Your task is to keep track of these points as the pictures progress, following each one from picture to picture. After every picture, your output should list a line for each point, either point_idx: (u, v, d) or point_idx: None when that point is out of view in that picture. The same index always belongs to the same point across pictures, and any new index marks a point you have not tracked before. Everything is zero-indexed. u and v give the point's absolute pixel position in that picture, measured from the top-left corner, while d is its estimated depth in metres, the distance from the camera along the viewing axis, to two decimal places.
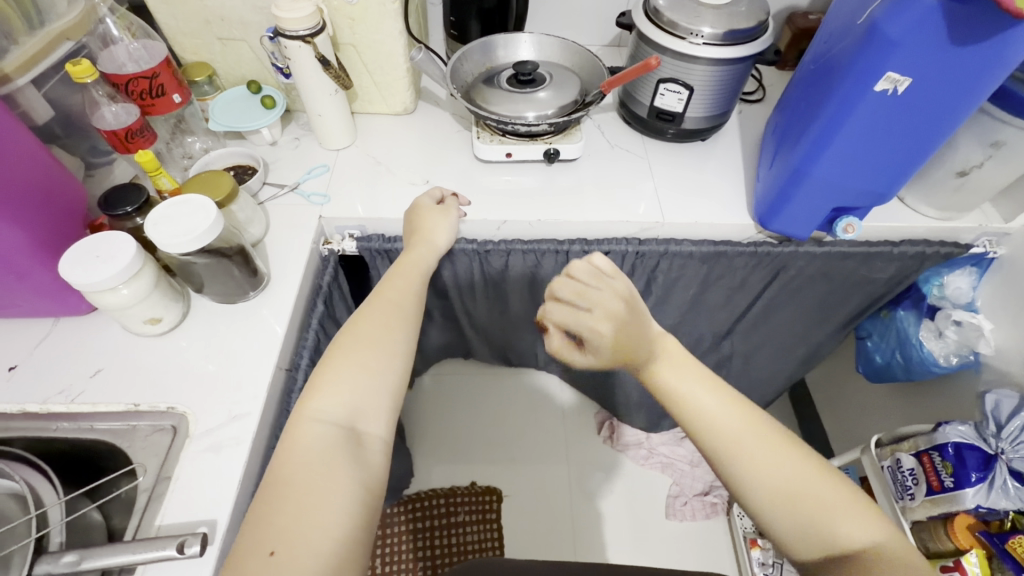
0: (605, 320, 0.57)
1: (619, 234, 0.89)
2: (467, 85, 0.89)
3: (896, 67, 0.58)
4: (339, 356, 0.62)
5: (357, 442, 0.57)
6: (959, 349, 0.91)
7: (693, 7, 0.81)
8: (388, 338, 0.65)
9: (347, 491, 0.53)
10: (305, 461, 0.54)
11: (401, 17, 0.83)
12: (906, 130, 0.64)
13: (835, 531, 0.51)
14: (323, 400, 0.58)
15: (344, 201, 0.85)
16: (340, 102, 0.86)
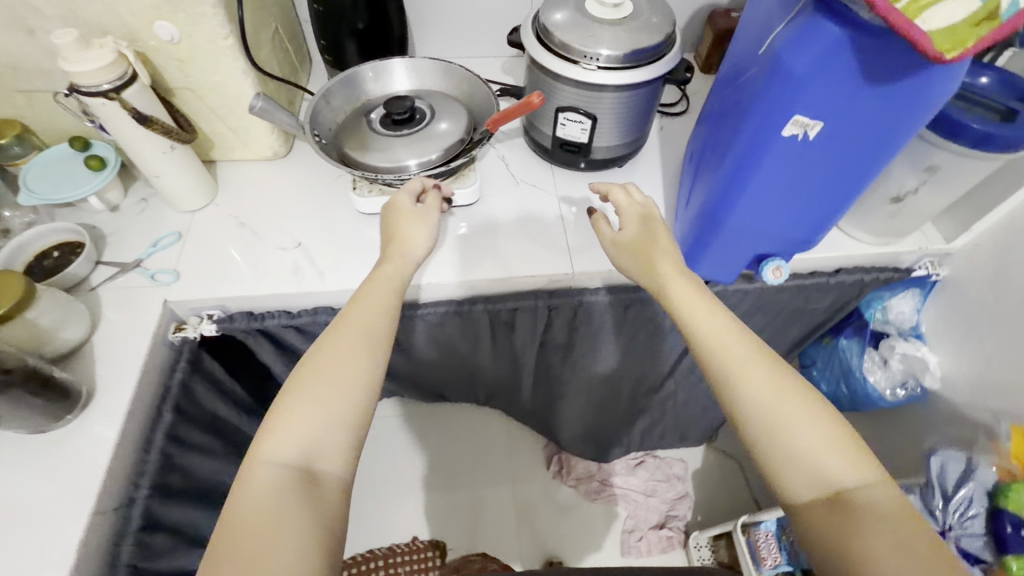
0: (639, 257, 0.65)
1: (527, 288, 0.78)
2: (336, 126, 0.76)
3: (805, 109, 0.48)
4: (306, 385, 0.51)
5: (314, 490, 0.48)
6: (903, 380, 0.85)
7: (585, 23, 0.70)
8: (351, 369, 0.53)
9: (299, 538, 0.45)
10: (251, 511, 0.46)
11: (243, 54, 0.69)
12: (826, 173, 0.54)
13: (828, 464, 0.51)
14: (276, 439, 0.49)
15: (197, 277, 0.72)
16: (182, 157, 0.72)
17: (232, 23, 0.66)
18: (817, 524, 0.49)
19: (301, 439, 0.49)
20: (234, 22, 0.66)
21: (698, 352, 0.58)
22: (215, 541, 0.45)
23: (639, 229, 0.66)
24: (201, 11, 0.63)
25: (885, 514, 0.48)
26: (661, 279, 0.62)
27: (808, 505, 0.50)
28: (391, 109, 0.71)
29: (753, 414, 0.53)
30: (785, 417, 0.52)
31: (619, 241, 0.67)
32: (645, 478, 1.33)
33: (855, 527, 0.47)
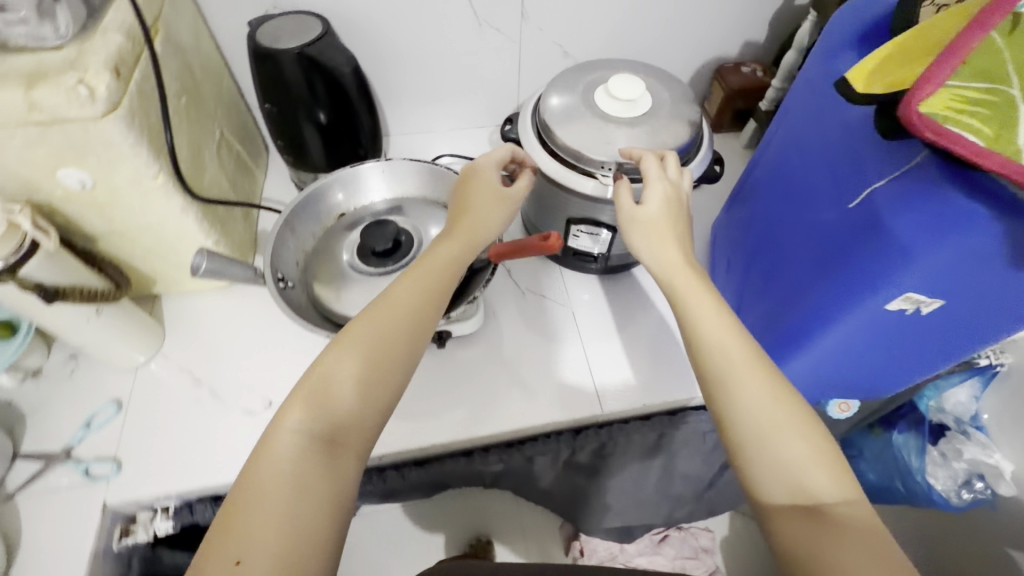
0: (660, 238, 0.50)
1: (549, 430, 0.67)
2: (304, 258, 0.64)
3: (917, 287, 0.37)
4: (338, 360, 0.44)
5: (338, 456, 0.41)
6: (970, 480, 0.74)
7: (599, 123, 0.57)
8: (386, 354, 0.44)
9: (319, 511, 0.38)
10: (272, 475, 0.39)
11: (181, 190, 0.55)
12: (928, 340, 0.44)
13: (810, 474, 0.40)
14: (304, 400, 0.42)
15: (145, 464, 0.58)
16: (113, 318, 0.59)
17: (161, 159, 0.52)
18: (792, 537, 0.39)
19: (328, 404, 0.42)
20: (164, 157, 0.53)
21: (694, 349, 0.46)
22: (231, 499, 0.38)
23: (664, 209, 0.51)
24: (118, 154, 0.48)
25: (872, 536, 0.37)
26: (670, 263, 0.49)
27: (784, 514, 0.40)
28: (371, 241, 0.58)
29: (738, 412, 0.42)
30: (771, 418, 0.42)
31: (638, 216, 0.51)
32: (672, 555, 1.23)
33: (837, 546, 0.37)
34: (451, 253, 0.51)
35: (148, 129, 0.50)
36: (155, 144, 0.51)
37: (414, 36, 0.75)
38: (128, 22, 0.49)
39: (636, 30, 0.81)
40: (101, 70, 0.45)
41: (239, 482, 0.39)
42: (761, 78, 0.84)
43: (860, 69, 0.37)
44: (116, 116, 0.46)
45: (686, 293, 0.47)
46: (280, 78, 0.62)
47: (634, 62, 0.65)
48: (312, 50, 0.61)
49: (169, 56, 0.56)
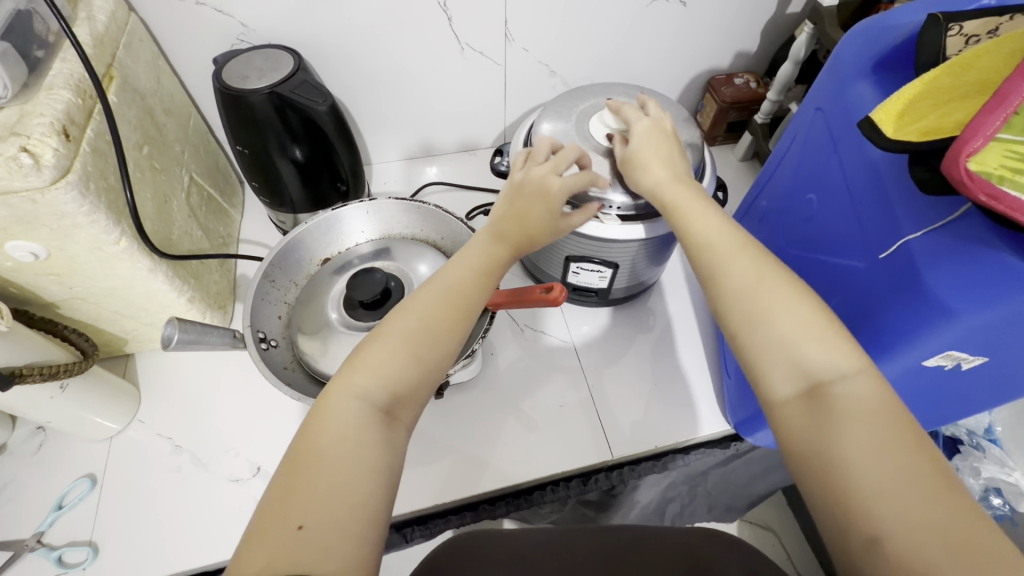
0: (646, 163, 0.49)
1: (557, 479, 0.63)
2: (291, 311, 0.59)
3: (964, 347, 0.35)
4: (402, 328, 0.41)
5: (396, 428, 0.38)
6: (986, 496, 0.69)
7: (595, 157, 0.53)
8: (442, 322, 0.41)
9: (374, 474, 0.36)
10: (337, 442, 0.36)
11: (145, 251, 0.51)
12: (971, 390, 0.42)
13: (808, 350, 0.37)
14: (364, 366, 0.39)
15: (123, 545, 0.53)
16: (81, 390, 0.54)
17: (123, 222, 0.48)
18: (792, 427, 0.36)
19: (387, 372, 0.39)
20: (126, 219, 0.48)
21: (688, 251, 0.44)
22: (291, 463, 0.35)
23: (646, 138, 0.50)
24: (73, 223, 0.44)
25: (869, 408, 0.34)
26: (659, 180, 0.47)
27: (787, 404, 0.37)
28: (360, 294, 0.55)
29: (728, 296, 0.41)
30: (768, 301, 0.39)
31: (628, 154, 0.50)
32: None
33: (833, 428, 0.34)
34: (506, 247, 0.47)
35: (106, 192, 0.46)
36: (114, 207, 0.47)
37: (392, 64, 0.71)
38: (76, 76, 0.46)
39: (623, 48, 0.78)
40: (46, 135, 0.41)
41: (296, 449, 0.36)
42: (754, 90, 0.81)
43: (887, 110, 0.36)
44: (67, 183, 0.42)
45: (674, 207, 0.46)
46: (250, 116, 0.58)
47: (628, 86, 0.61)
48: (284, 89, 0.57)
49: (127, 106, 0.52)
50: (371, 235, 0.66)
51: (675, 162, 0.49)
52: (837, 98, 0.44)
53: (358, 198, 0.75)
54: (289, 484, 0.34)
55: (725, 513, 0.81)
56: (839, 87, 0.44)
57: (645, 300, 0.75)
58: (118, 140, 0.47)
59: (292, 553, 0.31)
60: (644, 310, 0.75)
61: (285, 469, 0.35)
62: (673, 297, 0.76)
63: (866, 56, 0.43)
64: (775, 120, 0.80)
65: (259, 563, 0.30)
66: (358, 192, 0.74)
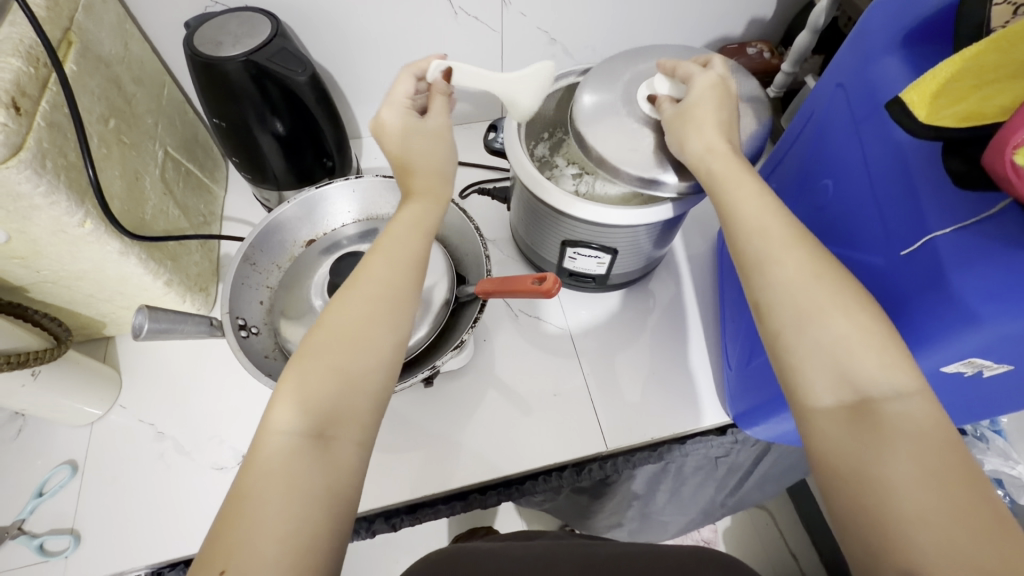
0: (703, 127, 0.43)
1: (546, 468, 0.61)
2: (274, 296, 0.57)
3: (989, 355, 0.33)
4: (322, 343, 0.38)
5: (334, 444, 0.36)
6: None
7: (633, 124, 0.47)
8: (369, 326, 0.39)
9: (315, 502, 0.33)
10: (265, 475, 0.33)
11: (114, 233, 0.48)
12: (991, 398, 0.39)
13: (862, 361, 0.34)
14: (292, 389, 0.37)
15: (106, 532, 0.52)
16: (56, 376, 0.52)
17: (87, 202, 0.45)
18: (828, 440, 0.34)
19: (313, 390, 0.36)
20: (91, 199, 0.45)
21: None
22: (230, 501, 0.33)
23: (707, 97, 0.45)
24: (30, 205, 0.41)
25: (921, 430, 0.31)
26: (711, 149, 0.43)
27: (827, 416, 0.34)
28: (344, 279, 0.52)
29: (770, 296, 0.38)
30: (818, 302, 0.36)
31: (684, 112, 0.45)
32: None
33: (874, 448, 0.32)
34: (420, 217, 0.45)
35: (65, 170, 0.43)
36: (76, 186, 0.44)
37: (378, 29, 0.66)
38: (27, 43, 0.41)
39: (629, 13, 0.72)
40: None
41: (233, 485, 0.34)
42: (767, 61, 0.76)
43: (919, 91, 0.33)
44: (19, 162, 0.39)
45: (723, 180, 0.42)
46: (225, 87, 0.54)
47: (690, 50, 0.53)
48: (260, 56, 0.53)
49: (89, 75, 0.48)
50: (357, 216, 0.62)
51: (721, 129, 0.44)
52: (861, 74, 0.41)
53: (344, 174, 0.71)
54: (224, 521, 0.32)
55: (732, 501, 0.79)
56: (863, 63, 0.41)
57: (645, 284, 0.72)
58: (77, 113, 0.43)
59: None
60: (643, 293, 0.72)
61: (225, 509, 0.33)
62: (675, 281, 0.73)
63: (896, 29, 0.39)
64: (790, 93, 0.75)
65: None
66: (345, 168, 0.71)
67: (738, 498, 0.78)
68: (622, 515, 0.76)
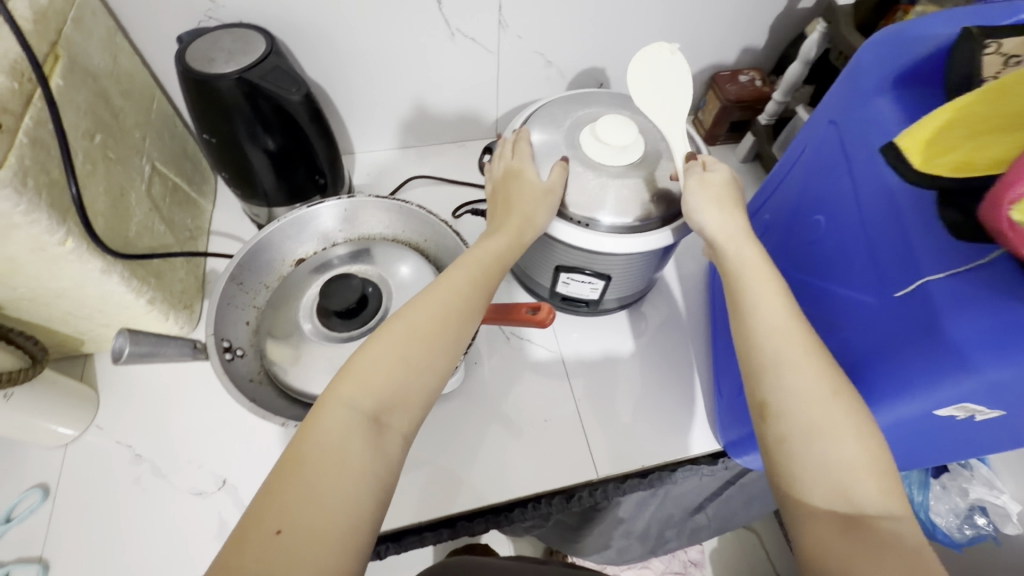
0: (717, 206, 0.46)
1: (534, 496, 0.60)
2: (260, 318, 0.56)
3: (980, 402, 0.33)
4: (390, 334, 0.41)
5: (386, 437, 0.38)
6: (971, 515, 0.65)
7: (577, 167, 0.51)
8: (437, 329, 0.42)
9: (366, 481, 0.36)
10: (324, 446, 0.36)
11: (97, 251, 0.47)
12: (978, 440, 0.40)
13: (857, 482, 0.34)
14: (357, 375, 0.39)
15: (77, 561, 0.50)
16: (29, 397, 0.50)
17: (69, 221, 0.43)
18: (820, 542, 0.33)
19: (379, 374, 0.39)
20: (73, 217, 0.44)
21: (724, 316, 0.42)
22: (283, 463, 0.35)
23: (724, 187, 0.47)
24: (9, 224, 0.40)
25: (916, 558, 0.31)
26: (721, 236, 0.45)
27: (822, 522, 0.34)
28: (334, 302, 0.51)
29: (785, 403, 0.37)
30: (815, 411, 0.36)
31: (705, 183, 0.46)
32: None
33: (870, 556, 0.32)
34: (499, 246, 0.48)
35: (48, 188, 0.41)
36: (58, 204, 0.42)
37: (374, 48, 0.66)
38: (12, 57, 0.40)
39: (625, 37, 0.73)
40: None
41: (292, 445, 0.36)
42: (759, 88, 0.77)
43: (914, 137, 0.34)
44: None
45: (751, 275, 0.42)
46: (217, 104, 0.53)
47: (626, 96, 0.58)
48: (253, 75, 0.52)
49: (76, 90, 0.47)
50: (349, 236, 0.62)
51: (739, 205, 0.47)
52: (854, 113, 0.41)
53: (337, 191, 0.70)
54: (284, 478, 0.34)
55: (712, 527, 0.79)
56: (855, 103, 0.41)
57: (636, 308, 0.73)
58: (61, 130, 0.42)
59: (271, 557, 0.31)
60: (635, 316, 0.72)
61: (280, 467, 0.35)
62: (666, 305, 0.73)
63: (887, 70, 0.40)
64: (781, 121, 0.76)
65: (236, 566, 0.31)
66: (338, 186, 0.70)
67: (721, 514, 0.75)
68: (606, 539, 0.75)
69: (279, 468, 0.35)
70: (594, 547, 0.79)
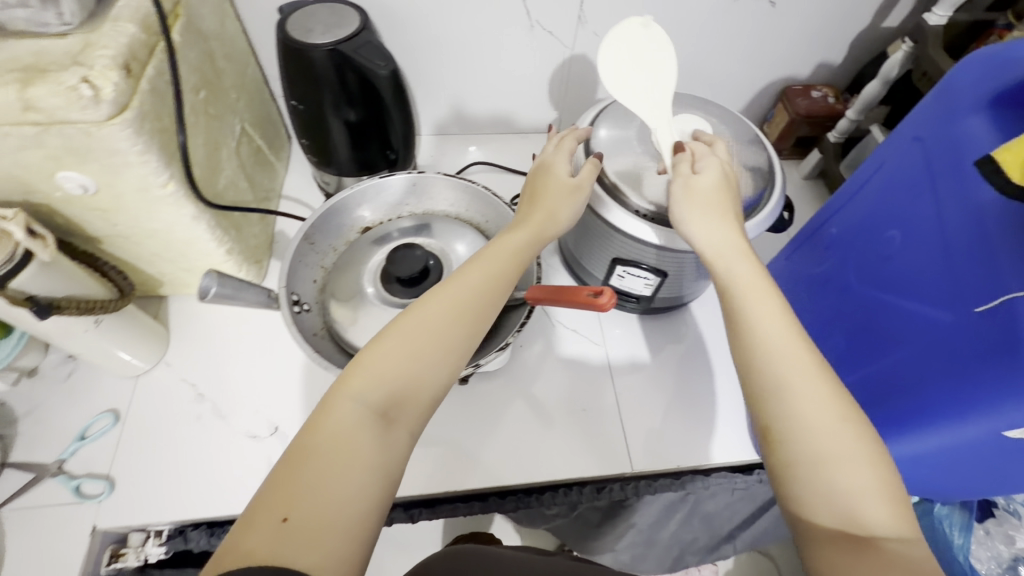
0: (708, 212, 0.45)
1: (566, 483, 0.61)
2: (327, 278, 0.59)
3: None
4: (403, 328, 0.41)
5: (393, 431, 0.38)
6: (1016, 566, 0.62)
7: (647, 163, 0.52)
8: (450, 324, 0.41)
9: (372, 474, 0.36)
10: (331, 438, 0.36)
11: (191, 197, 0.50)
12: None
13: (866, 504, 0.34)
14: (366, 370, 0.39)
15: (139, 483, 0.54)
16: (115, 326, 0.54)
17: (173, 166, 0.47)
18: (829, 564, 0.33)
19: (390, 368, 0.39)
20: (177, 163, 0.48)
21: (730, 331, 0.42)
22: (290, 454, 0.36)
23: (717, 187, 0.46)
24: (124, 161, 0.44)
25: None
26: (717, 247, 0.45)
27: (828, 541, 0.34)
28: (400, 270, 0.54)
29: (788, 426, 0.37)
30: (827, 440, 0.36)
31: (692, 184, 0.46)
32: None
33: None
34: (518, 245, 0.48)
35: (160, 133, 0.45)
36: (166, 149, 0.46)
37: (452, 33, 0.68)
38: (144, 11, 0.44)
39: (700, 43, 0.73)
40: (109, 68, 0.40)
41: (300, 437, 0.36)
42: (831, 105, 0.76)
43: (1013, 152, 0.35)
44: (123, 121, 0.41)
45: (751, 291, 0.42)
46: (309, 73, 0.56)
47: (700, 98, 0.58)
48: (346, 48, 0.55)
49: (190, 47, 0.50)
50: (414, 210, 0.64)
51: (731, 207, 0.46)
52: (942, 131, 0.41)
53: (404, 168, 0.73)
54: (289, 468, 0.34)
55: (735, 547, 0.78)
56: (945, 119, 0.41)
57: (683, 312, 0.73)
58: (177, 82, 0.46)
59: (274, 546, 0.31)
60: (682, 319, 0.72)
61: (287, 457, 0.35)
62: (713, 312, 0.73)
63: (985, 88, 0.39)
64: (850, 140, 0.75)
65: (244, 550, 0.30)
66: (406, 162, 0.72)
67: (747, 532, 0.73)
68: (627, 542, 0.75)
69: (286, 457, 0.35)
70: (610, 551, 0.79)
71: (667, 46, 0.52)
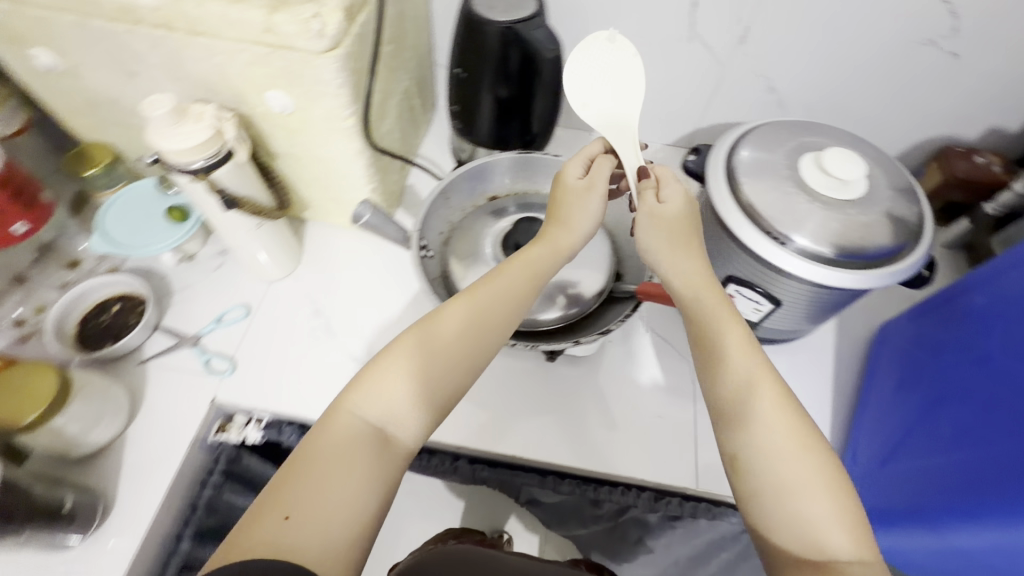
0: (678, 245, 0.48)
1: (627, 482, 0.62)
2: (450, 232, 0.64)
3: None
4: (404, 348, 0.45)
5: (390, 444, 0.42)
6: None
7: (790, 189, 0.52)
8: (452, 343, 0.46)
9: (369, 484, 0.40)
10: (332, 449, 0.41)
11: (361, 134, 0.56)
12: None
13: (831, 534, 0.38)
14: (368, 388, 0.44)
15: (256, 372, 0.61)
16: (269, 233, 0.62)
17: (357, 104, 0.53)
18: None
19: (392, 388, 0.44)
20: (360, 102, 0.54)
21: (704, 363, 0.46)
22: (296, 458, 0.41)
23: (682, 218, 0.49)
24: (322, 90, 0.50)
25: None
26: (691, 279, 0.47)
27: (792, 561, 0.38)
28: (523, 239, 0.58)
29: (754, 456, 0.41)
30: (799, 475, 0.39)
31: (659, 212, 0.49)
32: None
33: None
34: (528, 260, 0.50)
35: (356, 73, 0.51)
36: (356, 88, 0.52)
37: (612, 32, 0.71)
38: None
39: (862, 84, 0.71)
40: (336, 9, 0.46)
41: (306, 444, 0.42)
42: (996, 174, 0.70)
43: None
44: (335, 56, 0.48)
45: (721, 324, 0.46)
46: (481, 46, 0.61)
47: (857, 136, 0.57)
48: (521, 28, 0.59)
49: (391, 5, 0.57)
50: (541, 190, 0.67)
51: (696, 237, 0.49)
52: None
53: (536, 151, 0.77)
54: (295, 470, 0.40)
55: None
56: None
57: None
58: None
59: (276, 539, 0.36)
60: None
61: (293, 462, 0.41)
62: None
63: None
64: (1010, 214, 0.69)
65: (249, 544, 0.35)
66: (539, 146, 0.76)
67: None
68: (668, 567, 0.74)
69: (294, 459, 0.41)
70: None
71: (636, 57, 0.55)
